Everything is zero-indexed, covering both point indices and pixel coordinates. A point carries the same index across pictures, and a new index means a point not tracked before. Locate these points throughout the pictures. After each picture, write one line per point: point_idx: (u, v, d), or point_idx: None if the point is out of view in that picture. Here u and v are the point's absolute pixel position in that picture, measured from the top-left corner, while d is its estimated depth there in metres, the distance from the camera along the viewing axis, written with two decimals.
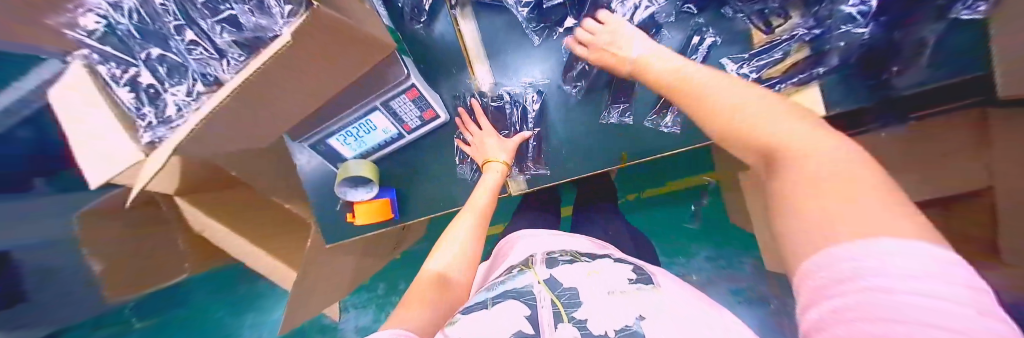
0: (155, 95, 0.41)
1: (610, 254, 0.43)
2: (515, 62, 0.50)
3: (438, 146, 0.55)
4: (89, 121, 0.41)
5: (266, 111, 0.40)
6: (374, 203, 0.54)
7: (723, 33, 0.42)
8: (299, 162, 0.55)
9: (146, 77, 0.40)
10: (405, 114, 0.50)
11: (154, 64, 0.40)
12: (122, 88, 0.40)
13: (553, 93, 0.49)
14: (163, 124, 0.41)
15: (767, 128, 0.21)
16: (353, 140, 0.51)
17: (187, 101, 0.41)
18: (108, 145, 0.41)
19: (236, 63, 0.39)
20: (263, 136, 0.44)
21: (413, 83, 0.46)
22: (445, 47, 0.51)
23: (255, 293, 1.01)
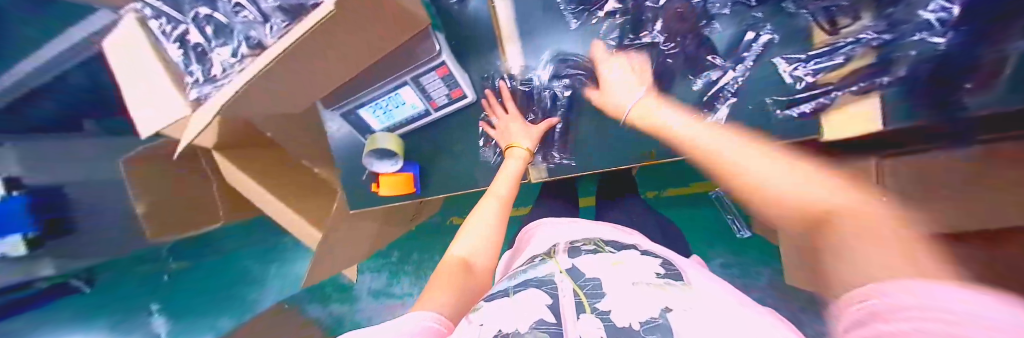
0: (201, 53, 0.42)
1: (636, 247, 0.42)
2: (548, 45, 0.48)
3: (463, 127, 0.55)
4: (138, 73, 0.42)
5: (302, 75, 0.41)
6: (398, 176, 0.56)
7: (781, 30, 0.39)
8: (329, 129, 0.56)
9: (194, 35, 0.41)
10: (434, 92, 0.50)
11: (201, 23, 0.41)
12: (171, 45, 0.42)
13: (590, 81, 0.47)
14: (208, 82, 0.42)
15: (812, 197, 0.24)
16: (381, 113, 0.52)
17: (231, 62, 0.41)
18: (156, 97, 0.42)
19: (278, 29, 0.38)
20: (297, 96, 0.46)
21: (444, 60, 0.46)
22: (478, 25, 0.49)
23: (279, 242, 1.13)
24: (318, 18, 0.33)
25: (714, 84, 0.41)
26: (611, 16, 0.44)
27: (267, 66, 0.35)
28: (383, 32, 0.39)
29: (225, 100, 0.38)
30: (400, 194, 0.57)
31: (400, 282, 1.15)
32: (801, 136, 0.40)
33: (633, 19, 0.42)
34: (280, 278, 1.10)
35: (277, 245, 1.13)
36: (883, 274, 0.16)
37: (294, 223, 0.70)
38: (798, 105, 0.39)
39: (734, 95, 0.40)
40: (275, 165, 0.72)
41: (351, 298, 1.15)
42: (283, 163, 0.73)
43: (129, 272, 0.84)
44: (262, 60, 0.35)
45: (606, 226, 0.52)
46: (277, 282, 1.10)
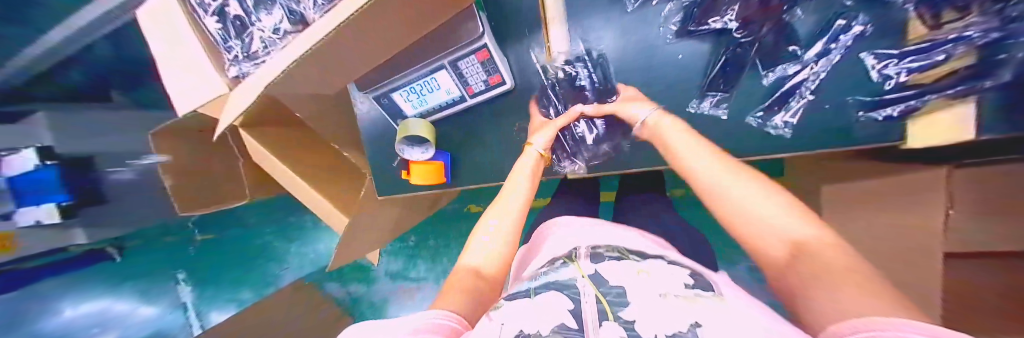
0: (242, 28, 0.40)
1: (664, 256, 0.40)
2: (597, 30, 0.44)
3: (497, 115, 0.52)
4: (173, 47, 0.41)
5: (337, 59, 0.39)
6: (429, 166, 0.54)
7: (874, 22, 0.33)
8: (360, 111, 0.56)
9: (237, 8, 0.40)
10: (471, 77, 0.47)
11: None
12: (211, 18, 0.40)
13: (649, 70, 0.43)
14: (248, 58, 0.40)
15: (775, 223, 0.26)
16: (415, 97, 0.50)
17: (273, 39, 0.39)
18: (195, 74, 0.42)
19: (323, 3, 0.34)
20: (340, 71, 0.43)
21: (485, 44, 0.43)
22: (520, 6, 0.45)
23: (300, 222, 1.14)
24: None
25: (789, 82, 0.37)
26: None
27: (316, 46, 0.32)
28: (435, 6, 0.35)
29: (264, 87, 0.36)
30: (430, 183, 0.56)
31: (416, 266, 1.15)
32: (875, 141, 0.37)
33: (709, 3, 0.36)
34: (301, 257, 1.11)
35: (299, 225, 1.13)
36: (861, 311, 0.17)
37: (320, 207, 0.69)
38: (883, 108, 0.35)
39: (812, 92, 0.37)
40: (307, 147, 0.72)
41: (369, 278, 1.16)
42: (313, 145, 0.73)
43: (153, 242, 0.87)
44: (310, 41, 0.33)
45: (631, 231, 0.49)
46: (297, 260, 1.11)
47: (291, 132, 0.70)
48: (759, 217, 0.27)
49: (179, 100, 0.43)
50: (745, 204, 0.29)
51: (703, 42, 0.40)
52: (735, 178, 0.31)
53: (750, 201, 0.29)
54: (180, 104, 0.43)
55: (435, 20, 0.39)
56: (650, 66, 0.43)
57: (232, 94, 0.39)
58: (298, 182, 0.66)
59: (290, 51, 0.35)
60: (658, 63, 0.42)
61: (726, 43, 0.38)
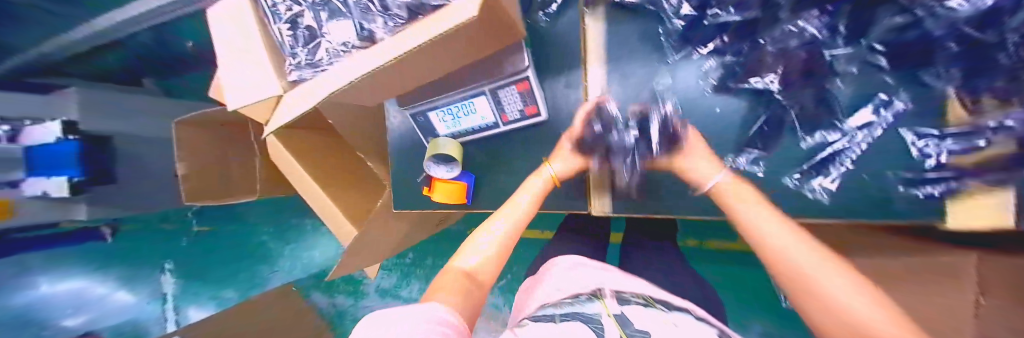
0: (310, 37, 0.42)
1: (689, 311, 0.38)
2: (638, 76, 0.46)
3: (526, 144, 0.53)
4: (238, 47, 0.44)
5: (399, 78, 0.40)
6: (453, 185, 0.54)
7: (915, 100, 0.33)
8: (392, 124, 0.57)
9: (308, 19, 0.42)
10: (508, 105, 0.48)
11: (317, 8, 0.41)
12: (283, 25, 0.43)
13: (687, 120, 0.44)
14: (310, 66, 0.42)
15: (856, 310, 0.26)
16: (450, 118, 0.52)
17: (338, 50, 0.40)
18: (253, 75, 0.44)
19: (394, 24, 0.36)
20: (394, 89, 0.44)
21: (528, 76, 0.45)
22: (564, 46, 0.48)
23: (299, 226, 1.11)
24: (443, 28, 0.29)
25: (826, 149, 0.37)
26: (717, 56, 0.40)
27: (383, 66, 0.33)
28: (497, 38, 0.37)
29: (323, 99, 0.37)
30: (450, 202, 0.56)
31: (408, 285, 1.11)
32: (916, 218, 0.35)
33: (752, 66, 0.38)
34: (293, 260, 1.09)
35: (297, 228, 1.11)
36: None
37: (330, 214, 0.68)
38: (922, 184, 0.34)
39: (852, 162, 0.37)
40: (330, 152, 0.73)
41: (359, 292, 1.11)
42: (334, 151, 0.74)
43: (153, 227, 0.97)
44: (379, 61, 0.33)
45: (635, 278, 0.47)
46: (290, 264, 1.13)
47: (316, 136, 0.72)
48: (838, 301, 0.27)
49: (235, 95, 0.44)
50: (824, 284, 0.29)
51: (739, 99, 0.41)
52: (811, 255, 0.31)
53: (831, 284, 0.28)
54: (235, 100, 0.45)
55: (490, 49, 0.40)
56: (691, 116, 0.44)
57: (290, 96, 0.41)
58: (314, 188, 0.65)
59: (353, 66, 0.36)
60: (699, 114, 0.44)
61: (766, 102, 0.40)
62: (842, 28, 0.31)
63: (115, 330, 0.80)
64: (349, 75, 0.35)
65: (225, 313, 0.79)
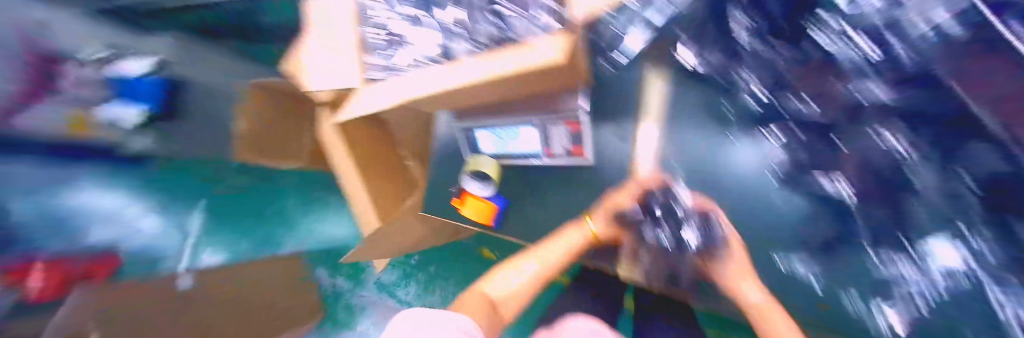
0: (393, 43, 0.46)
1: None
2: (693, 143, 0.45)
3: (562, 182, 0.53)
4: (336, 43, 0.51)
5: (467, 94, 0.44)
6: (484, 203, 0.55)
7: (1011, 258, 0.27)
8: (440, 131, 0.61)
9: (397, 27, 0.46)
10: (555, 141, 0.49)
11: (405, 20, 0.45)
12: (375, 30, 0.48)
13: (734, 197, 0.43)
14: (386, 68, 0.46)
15: None
16: (496, 140, 0.53)
17: (414, 59, 0.43)
18: (340, 67, 0.50)
19: (473, 47, 0.38)
20: (459, 102, 0.48)
21: (582, 119, 0.45)
22: (624, 98, 0.49)
23: (329, 200, 1.12)
24: (533, 61, 0.31)
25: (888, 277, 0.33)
26: (790, 142, 0.38)
27: (465, 84, 0.36)
28: (565, 78, 0.40)
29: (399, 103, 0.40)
30: (477, 220, 0.57)
31: (406, 286, 1.07)
32: None
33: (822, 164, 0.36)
34: (313, 232, 1.07)
35: (327, 202, 1.12)
36: None
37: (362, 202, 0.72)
38: None
39: (927, 305, 0.32)
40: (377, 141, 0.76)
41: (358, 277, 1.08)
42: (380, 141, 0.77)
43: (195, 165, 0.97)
44: (462, 79, 0.37)
45: None
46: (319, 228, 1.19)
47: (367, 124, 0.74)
48: None
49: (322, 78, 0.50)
50: None
51: (802, 193, 0.38)
52: None
53: None
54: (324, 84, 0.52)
55: (556, 86, 0.42)
56: (745, 195, 0.43)
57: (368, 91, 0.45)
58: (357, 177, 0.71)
59: (433, 76, 0.39)
60: (753, 196, 0.42)
61: (834, 206, 0.36)
62: (928, 149, 0.30)
63: (134, 253, 0.78)
64: (428, 87, 0.39)
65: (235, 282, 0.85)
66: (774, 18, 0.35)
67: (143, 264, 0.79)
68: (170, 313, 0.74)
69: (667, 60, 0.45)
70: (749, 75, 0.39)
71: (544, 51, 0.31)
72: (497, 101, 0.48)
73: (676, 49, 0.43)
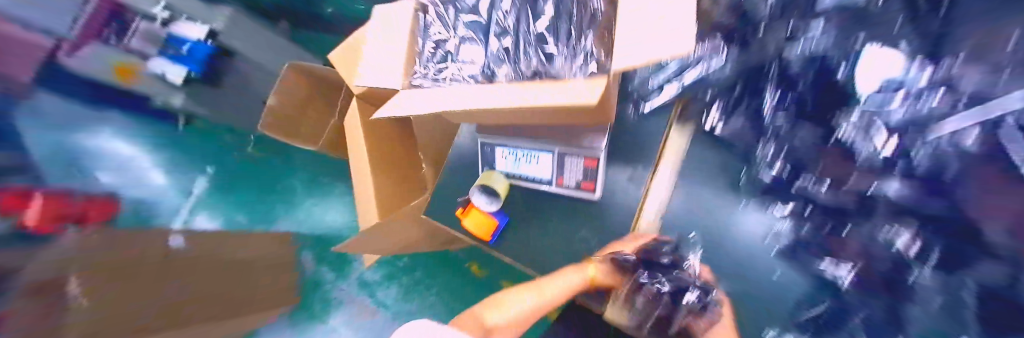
0: (442, 58, 0.50)
1: None
2: (705, 202, 0.45)
3: (568, 213, 0.53)
4: (387, 41, 0.52)
5: (496, 114, 0.46)
6: (485, 218, 0.55)
7: None
8: (460, 141, 0.63)
9: (451, 45, 0.50)
10: (569, 172, 0.50)
11: (459, 41, 0.50)
12: (426, 41, 0.51)
13: (740, 268, 0.41)
14: (431, 78, 0.49)
15: None
16: (512, 160, 0.55)
17: (460, 77, 0.48)
18: (386, 63, 0.51)
19: (517, 77, 0.43)
20: (486, 118, 0.50)
21: (599, 154, 0.47)
22: (642, 142, 0.50)
23: (331, 186, 1.21)
24: (564, 102, 0.33)
25: None
26: (799, 220, 0.40)
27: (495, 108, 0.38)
28: (593, 116, 0.42)
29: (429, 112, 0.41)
30: (475, 233, 0.56)
31: (388, 288, 1.13)
32: None
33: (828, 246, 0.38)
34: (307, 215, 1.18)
35: (329, 187, 1.21)
36: None
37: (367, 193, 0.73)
38: None
39: None
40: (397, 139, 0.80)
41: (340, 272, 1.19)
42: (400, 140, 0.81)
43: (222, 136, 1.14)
44: (494, 103, 0.38)
45: None
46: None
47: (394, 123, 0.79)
48: None
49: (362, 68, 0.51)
50: None
51: (804, 270, 0.38)
52: None
53: None
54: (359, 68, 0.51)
55: (582, 121, 0.45)
56: (750, 267, 0.41)
57: (408, 94, 0.47)
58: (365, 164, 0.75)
59: (470, 95, 0.41)
60: (757, 270, 0.41)
61: (830, 288, 0.37)
62: (938, 249, 0.32)
63: (140, 204, 1.04)
64: (467, 102, 0.40)
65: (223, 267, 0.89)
66: (805, 98, 0.40)
67: (143, 214, 1.03)
68: (177, 283, 0.78)
69: (688, 120, 0.49)
70: (768, 151, 0.43)
71: (576, 96, 0.33)
72: (523, 126, 0.52)
73: (703, 112, 0.48)
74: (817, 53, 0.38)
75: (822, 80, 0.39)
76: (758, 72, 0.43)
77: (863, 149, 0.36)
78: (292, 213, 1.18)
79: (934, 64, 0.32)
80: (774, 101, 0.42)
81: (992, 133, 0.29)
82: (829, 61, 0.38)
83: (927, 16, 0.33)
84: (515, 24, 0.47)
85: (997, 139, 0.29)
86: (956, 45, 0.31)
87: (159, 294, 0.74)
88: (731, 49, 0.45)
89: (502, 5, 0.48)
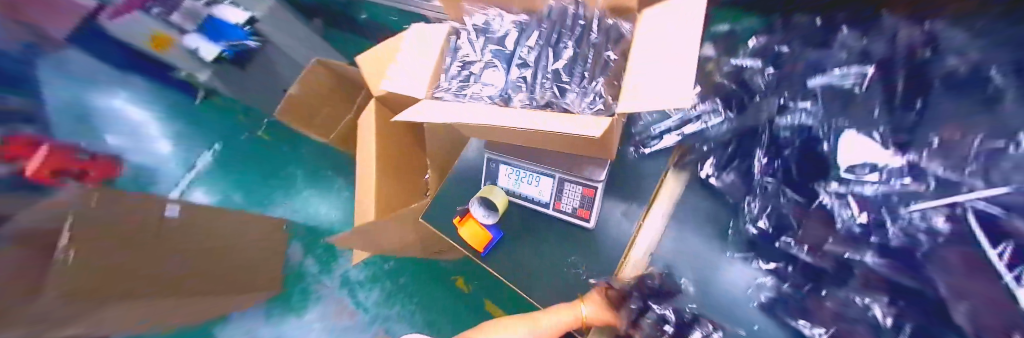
0: (463, 76, 0.54)
1: None
2: (693, 248, 0.47)
3: (562, 238, 0.54)
4: (419, 53, 0.56)
5: (508, 133, 0.49)
6: (481, 229, 0.57)
7: None
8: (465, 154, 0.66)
9: (474, 67, 0.54)
10: (567, 198, 0.52)
11: (481, 64, 0.54)
12: (453, 60, 0.55)
13: (725, 318, 0.43)
14: (452, 94, 0.53)
15: None
16: (514, 179, 0.58)
17: (479, 96, 0.51)
18: (416, 73, 0.55)
19: (532, 103, 0.48)
20: (496, 136, 0.53)
21: (597, 185, 0.49)
22: (640, 180, 0.53)
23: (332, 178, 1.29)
24: (574, 131, 0.36)
25: None
26: (777, 276, 0.42)
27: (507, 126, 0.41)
28: (594, 148, 0.45)
29: (446, 120, 0.44)
30: (470, 243, 0.58)
31: (369, 290, 1.16)
32: None
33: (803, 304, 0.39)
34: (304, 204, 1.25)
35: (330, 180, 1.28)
36: None
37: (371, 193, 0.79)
38: None
39: None
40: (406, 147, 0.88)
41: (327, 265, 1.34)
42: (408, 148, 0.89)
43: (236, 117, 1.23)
44: (508, 122, 0.41)
45: None
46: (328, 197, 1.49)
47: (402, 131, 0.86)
48: None
49: (393, 72, 0.55)
50: None
51: (781, 328, 0.40)
52: None
53: None
54: (387, 71, 0.54)
55: (585, 151, 0.48)
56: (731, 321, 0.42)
57: (429, 102, 0.50)
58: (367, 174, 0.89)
59: (486, 112, 0.45)
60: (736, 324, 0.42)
61: None
62: (909, 326, 0.32)
63: (138, 171, 1.08)
64: (481, 118, 0.44)
65: (206, 247, 0.91)
66: (783, 160, 0.44)
67: (143, 181, 1.08)
68: (178, 258, 0.86)
69: (685, 167, 0.52)
70: (753, 207, 0.45)
71: (587, 127, 0.36)
72: (529, 148, 0.55)
73: (698, 163, 0.51)
74: (803, 127, 0.43)
75: (806, 149, 0.42)
76: (751, 136, 0.48)
77: (840, 218, 0.38)
78: (290, 199, 1.25)
79: (903, 153, 0.36)
80: (763, 163, 0.45)
81: (957, 219, 0.30)
82: (812, 133, 0.42)
83: (900, 110, 0.37)
84: (535, 57, 0.49)
85: (968, 225, 0.29)
86: (926, 136, 0.34)
87: (161, 267, 0.83)
88: (728, 112, 0.51)
89: (526, 41, 0.51)
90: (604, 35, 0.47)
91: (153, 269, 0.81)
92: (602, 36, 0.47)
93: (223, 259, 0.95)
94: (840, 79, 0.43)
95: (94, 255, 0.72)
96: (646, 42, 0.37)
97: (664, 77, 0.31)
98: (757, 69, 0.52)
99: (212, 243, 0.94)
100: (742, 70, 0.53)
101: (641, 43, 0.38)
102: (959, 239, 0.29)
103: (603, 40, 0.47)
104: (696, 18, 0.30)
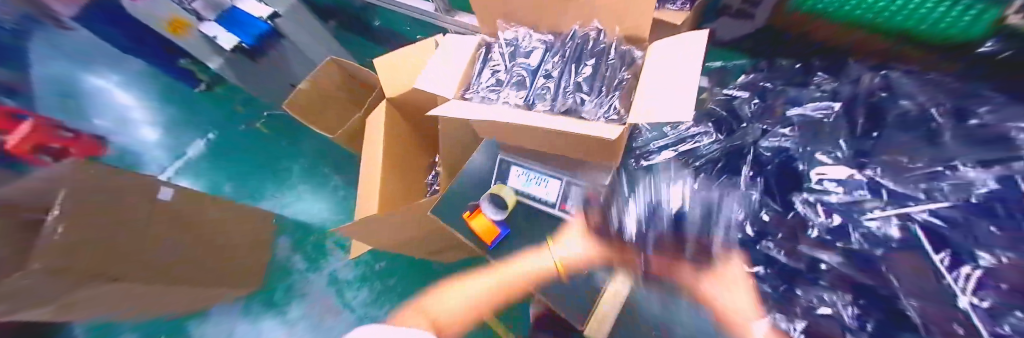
0: (493, 83, 0.60)
1: None
2: None
3: (563, 236, 0.57)
4: (450, 61, 0.62)
5: (526, 134, 0.53)
6: (488, 224, 0.60)
7: None
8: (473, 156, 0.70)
9: (502, 76, 0.60)
10: (571, 200, 0.57)
11: (509, 72, 0.60)
12: (484, 69, 0.62)
13: None
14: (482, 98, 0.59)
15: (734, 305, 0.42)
16: (524, 180, 0.62)
17: (505, 100, 0.57)
18: (446, 77, 0.61)
19: (553, 109, 0.53)
20: (516, 137, 0.58)
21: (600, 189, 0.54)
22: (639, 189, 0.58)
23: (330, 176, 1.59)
24: (594, 135, 0.42)
25: None
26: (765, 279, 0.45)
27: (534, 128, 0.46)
28: (600, 149, 0.49)
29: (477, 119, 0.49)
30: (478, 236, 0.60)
31: (359, 290, 1.29)
32: None
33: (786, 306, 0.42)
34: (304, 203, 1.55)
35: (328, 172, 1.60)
36: None
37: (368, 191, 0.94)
38: None
39: None
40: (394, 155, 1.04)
41: (317, 263, 1.39)
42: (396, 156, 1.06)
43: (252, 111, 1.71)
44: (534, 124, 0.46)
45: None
46: (325, 196, 1.55)
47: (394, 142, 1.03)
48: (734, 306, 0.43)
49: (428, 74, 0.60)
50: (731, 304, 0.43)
51: None
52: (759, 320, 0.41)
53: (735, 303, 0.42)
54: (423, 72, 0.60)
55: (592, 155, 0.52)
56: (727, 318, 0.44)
57: (459, 103, 0.55)
58: (377, 177, 0.98)
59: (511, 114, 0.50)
60: None
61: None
62: (870, 326, 0.36)
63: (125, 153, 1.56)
64: (508, 118, 0.49)
65: (197, 234, 1.10)
66: (766, 179, 0.50)
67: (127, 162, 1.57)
68: (169, 244, 1.02)
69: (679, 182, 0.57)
70: None
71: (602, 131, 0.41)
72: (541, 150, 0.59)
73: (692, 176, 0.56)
74: (781, 149, 0.50)
75: (785, 168, 0.49)
76: (736, 152, 0.55)
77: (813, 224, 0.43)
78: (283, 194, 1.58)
79: (860, 171, 0.42)
80: (749, 176, 0.51)
81: (905, 228, 0.37)
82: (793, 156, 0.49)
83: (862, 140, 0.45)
84: (559, 70, 0.56)
85: (914, 233, 0.36)
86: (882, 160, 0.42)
87: (155, 252, 0.99)
88: (719, 135, 0.59)
89: (552, 58, 0.58)
90: (621, 58, 0.54)
91: (148, 254, 0.97)
92: (618, 60, 0.54)
93: (201, 246, 1.11)
94: (814, 113, 0.51)
95: (96, 235, 0.84)
96: (658, 69, 0.43)
97: (673, 104, 0.36)
98: (745, 99, 0.61)
99: (196, 230, 1.10)
100: (732, 99, 0.62)
101: (653, 68, 0.44)
102: (908, 244, 0.36)
103: (619, 63, 0.54)
104: (698, 54, 0.38)
